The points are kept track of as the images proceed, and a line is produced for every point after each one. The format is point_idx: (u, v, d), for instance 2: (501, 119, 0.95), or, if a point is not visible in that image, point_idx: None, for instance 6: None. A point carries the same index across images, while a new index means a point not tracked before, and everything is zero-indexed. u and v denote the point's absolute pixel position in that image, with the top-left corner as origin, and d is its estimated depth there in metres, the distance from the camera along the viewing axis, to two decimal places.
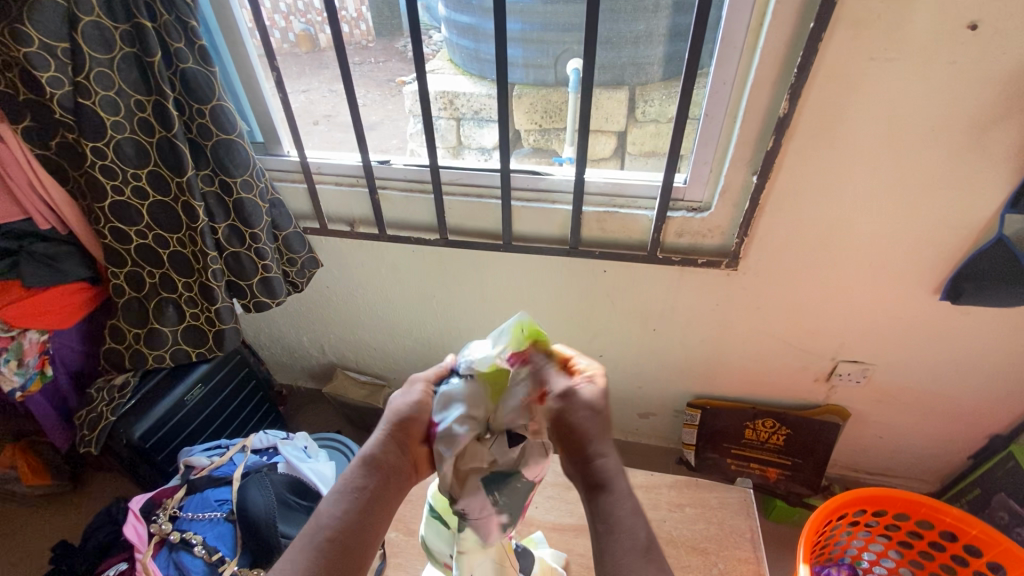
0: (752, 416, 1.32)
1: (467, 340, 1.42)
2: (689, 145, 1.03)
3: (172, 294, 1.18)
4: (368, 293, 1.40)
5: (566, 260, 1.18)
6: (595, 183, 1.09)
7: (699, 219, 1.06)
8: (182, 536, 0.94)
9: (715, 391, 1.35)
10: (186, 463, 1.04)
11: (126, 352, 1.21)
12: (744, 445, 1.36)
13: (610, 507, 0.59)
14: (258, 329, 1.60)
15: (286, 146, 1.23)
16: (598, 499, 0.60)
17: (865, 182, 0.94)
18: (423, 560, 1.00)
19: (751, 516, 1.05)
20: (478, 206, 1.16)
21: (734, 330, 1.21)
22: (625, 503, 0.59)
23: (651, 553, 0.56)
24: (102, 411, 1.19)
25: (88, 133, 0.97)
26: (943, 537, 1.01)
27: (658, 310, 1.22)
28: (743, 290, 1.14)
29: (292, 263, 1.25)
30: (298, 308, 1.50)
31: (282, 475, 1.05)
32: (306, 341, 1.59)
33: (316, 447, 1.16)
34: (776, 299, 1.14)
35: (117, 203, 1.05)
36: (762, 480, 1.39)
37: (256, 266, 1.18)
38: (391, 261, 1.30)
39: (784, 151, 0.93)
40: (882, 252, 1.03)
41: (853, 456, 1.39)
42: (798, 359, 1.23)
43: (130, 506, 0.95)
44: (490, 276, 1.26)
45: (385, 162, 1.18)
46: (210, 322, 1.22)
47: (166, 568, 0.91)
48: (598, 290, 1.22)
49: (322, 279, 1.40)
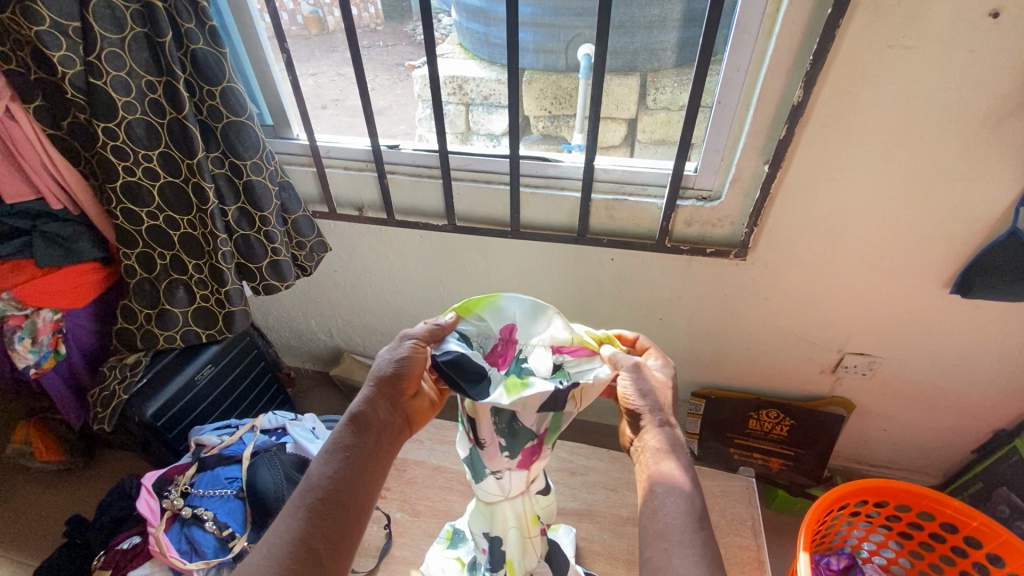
0: (756, 406, 1.33)
1: None
2: (700, 133, 1.02)
3: (182, 276, 1.19)
4: (376, 278, 1.40)
5: (573, 248, 1.18)
6: (604, 170, 1.08)
7: (709, 208, 1.05)
8: (193, 511, 0.96)
9: (719, 381, 1.36)
10: (197, 442, 1.05)
11: (137, 332, 1.22)
12: (747, 435, 1.37)
13: (676, 473, 0.64)
14: (267, 312, 1.62)
15: (295, 129, 1.23)
16: (663, 465, 0.65)
17: (877, 173, 0.94)
18: (429, 540, 1.02)
19: (753, 504, 1.05)
20: (486, 191, 1.15)
21: (741, 320, 1.21)
22: (685, 474, 0.64)
23: (701, 523, 0.60)
24: (115, 389, 1.20)
25: (100, 113, 0.98)
26: (944, 529, 1.01)
27: (664, 299, 1.22)
28: (751, 281, 1.13)
29: (301, 247, 1.26)
30: (306, 291, 1.51)
31: (291, 455, 1.07)
32: (314, 324, 1.61)
33: (323, 429, 1.17)
34: (784, 290, 1.13)
35: (129, 183, 1.06)
36: (765, 470, 1.40)
37: (266, 249, 1.19)
38: (398, 246, 1.31)
39: (797, 140, 0.92)
40: (891, 245, 1.02)
41: (856, 448, 1.40)
42: (804, 350, 1.23)
43: (143, 481, 0.97)
44: (497, 262, 1.26)
45: (394, 147, 1.17)
46: (220, 304, 1.23)
47: (178, 542, 0.93)
48: (605, 278, 1.22)
49: (330, 263, 1.40)
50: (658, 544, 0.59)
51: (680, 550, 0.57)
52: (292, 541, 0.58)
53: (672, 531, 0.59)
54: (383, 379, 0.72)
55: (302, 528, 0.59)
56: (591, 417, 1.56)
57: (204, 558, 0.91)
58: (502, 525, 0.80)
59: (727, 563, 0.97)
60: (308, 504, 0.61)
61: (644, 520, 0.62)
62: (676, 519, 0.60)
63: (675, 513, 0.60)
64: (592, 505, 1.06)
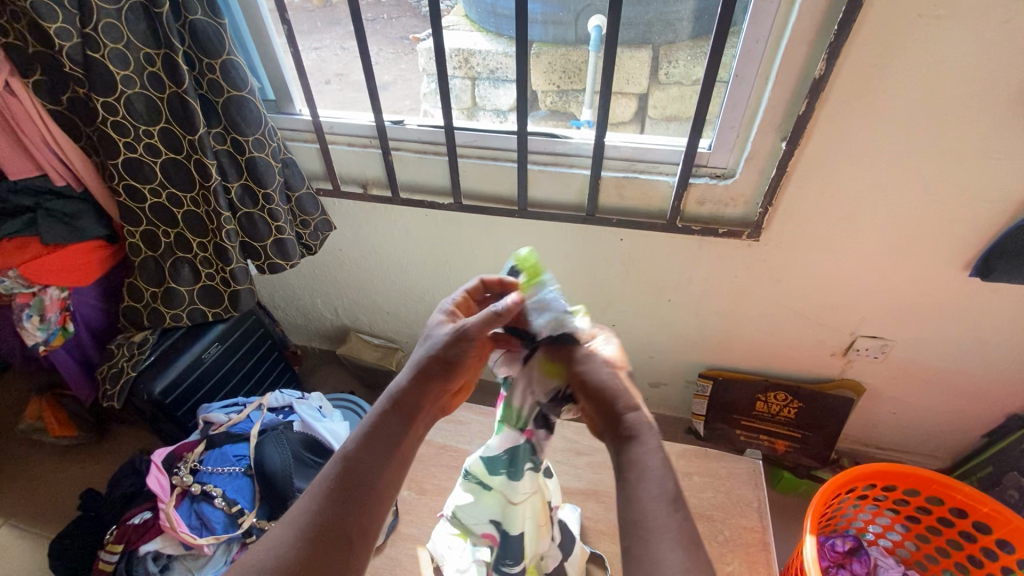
0: (764, 388, 1.32)
1: None
2: (716, 108, 0.98)
3: (187, 254, 1.19)
4: (382, 257, 1.39)
5: (581, 228, 1.16)
6: (615, 147, 1.05)
7: (722, 186, 1.02)
8: (203, 488, 0.96)
9: (727, 362, 1.35)
10: (205, 419, 1.08)
11: (143, 310, 1.23)
12: (754, 417, 1.36)
13: (645, 457, 0.57)
14: (273, 290, 1.62)
15: (297, 104, 1.20)
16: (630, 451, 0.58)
17: (900, 151, 0.90)
18: (435, 517, 1.03)
19: (759, 487, 1.05)
20: (493, 168, 1.13)
21: (751, 302, 1.19)
22: (657, 457, 0.57)
23: (678, 505, 0.53)
24: (123, 366, 1.22)
25: (99, 87, 0.96)
26: (952, 513, 1.01)
27: (673, 280, 1.20)
28: (763, 262, 1.11)
29: (305, 225, 1.24)
30: (311, 270, 1.50)
31: (298, 433, 1.07)
32: (320, 303, 1.60)
33: (330, 408, 1.18)
34: (797, 271, 1.11)
35: (130, 160, 1.04)
36: (771, 451, 1.39)
37: (270, 228, 1.17)
38: (404, 225, 1.29)
39: (816, 116, 0.89)
40: (910, 226, 0.99)
41: (864, 431, 1.39)
42: (815, 333, 1.21)
43: (153, 459, 0.99)
44: (503, 242, 1.24)
45: (398, 122, 1.14)
46: (225, 282, 1.23)
47: (188, 518, 0.94)
48: (613, 258, 1.20)
49: (335, 242, 1.39)
50: (638, 536, 0.52)
51: (662, 545, 0.50)
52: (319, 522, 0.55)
53: (648, 521, 0.52)
54: (427, 368, 0.69)
55: (330, 511, 0.56)
56: None
57: (214, 534, 0.92)
58: (516, 522, 0.75)
59: (732, 544, 0.97)
60: (338, 486, 0.58)
61: (624, 512, 0.55)
62: (650, 506, 0.53)
63: (649, 499, 0.53)
64: (597, 485, 1.06)
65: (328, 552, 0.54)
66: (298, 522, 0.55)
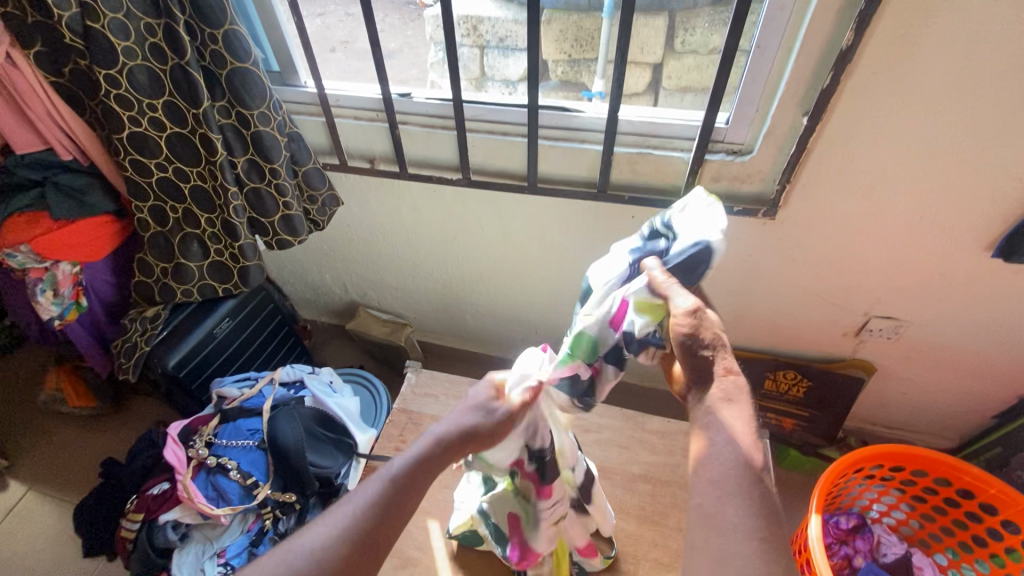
0: (774, 367, 1.31)
1: (487, 283, 1.42)
2: (735, 80, 0.94)
3: (196, 229, 1.19)
4: (390, 233, 1.38)
5: (592, 205, 1.14)
6: (629, 122, 1.01)
7: (739, 163, 0.99)
8: (218, 460, 0.98)
9: (737, 341, 1.34)
10: (219, 394, 1.10)
11: (155, 286, 1.25)
12: (762, 395, 1.36)
13: (738, 425, 0.56)
14: (282, 265, 1.62)
15: (302, 76, 1.17)
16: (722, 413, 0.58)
17: (928, 127, 0.86)
18: (445, 491, 1.04)
19: None
20: (502, 143, 1.10)
21: (764, 281, 1.17)
22: (747, 427, 0.56)
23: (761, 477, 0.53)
24: (137, 340, 1.23)
25: (100, 59, 0.93)
26: (959, 494, 1.01)
27: None
28: (778, 241, 1.09)
29: (312, 200, 1.23)
30: (319, 245, 1.49)
31: (309, 408, 1.08)
32: (329, 278, 1.60)
33: (340, 383, 1.19)
34: (812, 250, 1.09)
35: (135, 134, 1.03)
36: (778, 429, 1.40)
37: (277, 203, 1.16)
38: (412, 201, 1.27)
39: (841, 89, 0.85)
40: (933, 205, 0.96)
41: (873, 410, 1.38)
42: (828, 313, 1.19)
43: (170, 432, 1.01)
44: (512, 219, 1.23)
45: (405, 95, 1.11)
46: (235, 258, 1.23)
47: (205, 489, 0.96)
48: (624, 236, 1.18)
49: (343, 217, 1.38)
50: (709, 493, 0.53)
51: (735, 502, 0.51)
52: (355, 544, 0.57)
53: (727, 483, 0.53)
54: (475, 435, 0.67)
55: (370, 531, 0.58)
56: None
57: (230, 504, 0.95)
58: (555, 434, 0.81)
59: None
60: (375, 515, 0.59)
61: (695, 468, 0.56)
62: (732, 471, 0.53)
63: (731, 464, 0.53)
64: (605, 462, 1.07)
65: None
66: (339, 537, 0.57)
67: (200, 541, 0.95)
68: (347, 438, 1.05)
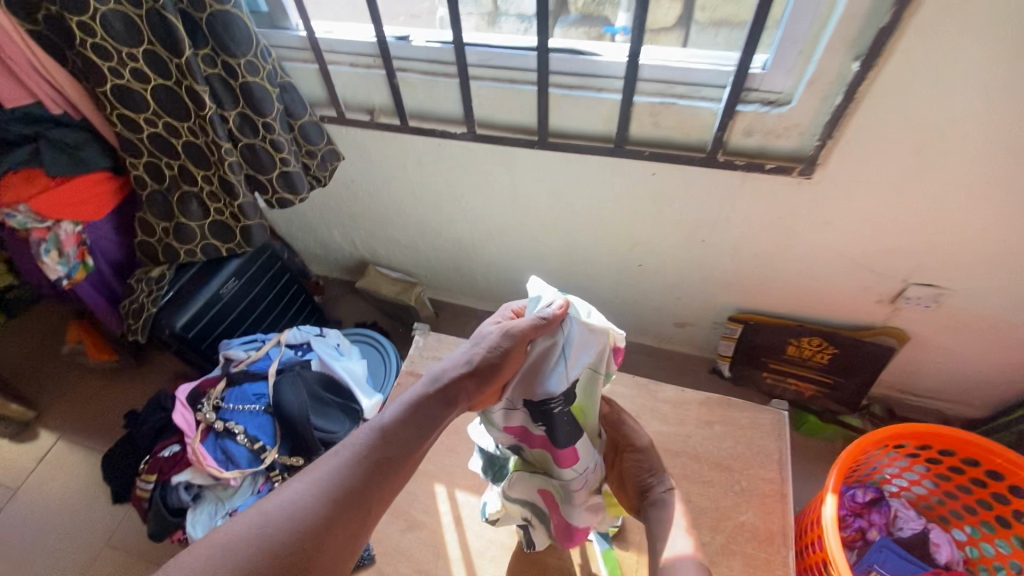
0: (798, 334, 1.24)
1: (498, 241, 1.35)
2: (777, 17, 0.82)
3: (193, 188, 1.15)
4: (395, 189, 1.31)
5: (609, 161, 1.04)
6: (651, 67, 0.90)
7: (774, 115, 0.88)
8: (226, 425, 0.98)
9: (761, 306, 1.26)
10: (226, 356, 1.08)
11: (158, 247, 1.23)
12: (783, 361, 1.31)
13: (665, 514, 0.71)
14: (289, 221, 1.58)
15: (293, 18, 1.06)
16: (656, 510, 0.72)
17: (1001, 73, 0.74)
18: (451, 456, 1.04)
19: (782, 438, 1.01)
20: (510, 93, 1.00)
21: (794, 244, 1.08)
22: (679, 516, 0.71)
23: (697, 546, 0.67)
24: (144, 302, 1.23)
25: (70, 4, 0.86)
26: (987, 474, 0.96)
27: (709, 220, 1.09)
28: (813, 201, 0.99)
29: (311, 155, 1.16)
30: (324, 201, 1.44)
31: (315, 372, 1.07)
32: (337, 235, 1.56)
33: (348, 345, 1.17)
34: (851, 212, 0.99)
35: (119, 87, 0.97)
36: (797, 395, 1.36)
37: (274, 159, 1.10)
38: (416, 156, 1.20)
39: (900, 28, 0.73)
40: (995, 164, 0.84)
41: (902, 379, 1.31)
42: (862, 278, 1.10)
43: (178, 395, 1.01)
44: (523, 176, 1.14)
45: (404, 38, 1.01)
46: (236, 217, 1.20)
47: (215, 452, 0.97)
48: (642, 195, 1.09)
49: (346, 173, 1.31)
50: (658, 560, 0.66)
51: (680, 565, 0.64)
52: (372, 457, 0.58)
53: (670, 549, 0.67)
54: (479, 363, 0.71)
55: (356, 486, 0.55)
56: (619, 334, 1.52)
57: (239, 467, 0.96)
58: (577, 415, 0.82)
59: (748, 494, 0.96)
60: (391, 433, 0.60)
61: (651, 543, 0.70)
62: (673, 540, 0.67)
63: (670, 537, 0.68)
64: None
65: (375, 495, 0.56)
66: (325, 483, 0.54)
67: (212, 501, 0.97)
68: (352, 404, 1.03)
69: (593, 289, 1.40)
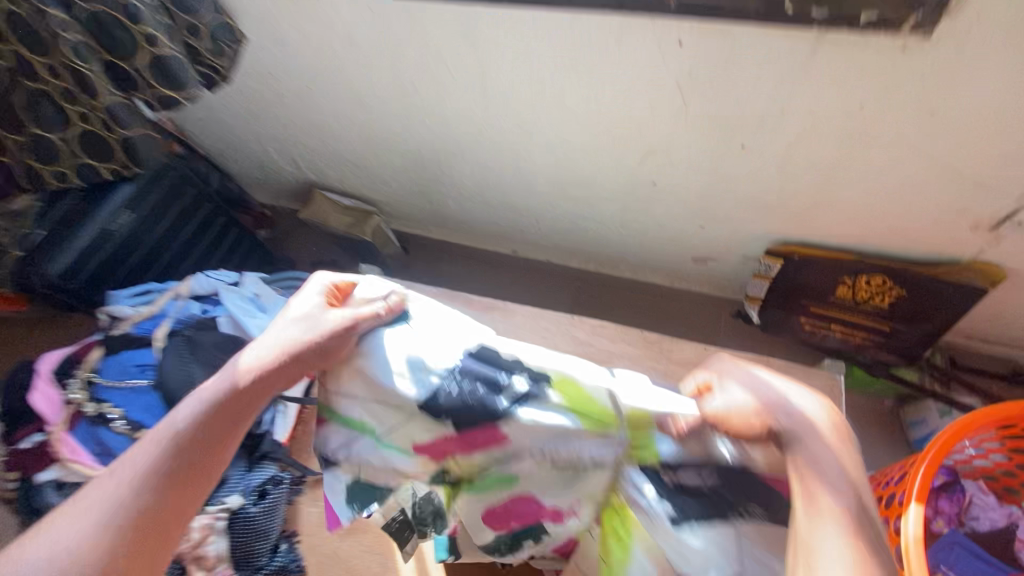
0: (855, 270, 0.96)
1: (469, 155, 1.04)
2: None
3: (36, 85, 0.84)
4: (328, 83, 0.98)
5: (617, 24, 0.71)
6: None
7: None
8: (99, 408, 0.74)
9: (810, 235, 0.97)
10: (109, 314, 0.85)
11: (14, 167, 0.92)
12: (830, 304, 1.04)
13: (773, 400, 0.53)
14: (213, 137, 1.26)
15: None
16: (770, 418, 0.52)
17: None
18: None
19: (838, 412, 0.76)
20: None
21: (874, 146, 0.77)
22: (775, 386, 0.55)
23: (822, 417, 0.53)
24: (7, 244, 0.96)
25: None
26: None
27: (755, 113, 0.77)
28: (917, 77, 0.66)
29: (195, 34, 0.84)
30: (245, 105, 1.11)
31: (219, 334, 0.81)
32: (273, 151, 1.24)
33: (272, 296, 0.90)
34: (972, 95, 0.67)
35: None
36: (842, 345, 1.10)
37: (133, 34, 0.79)
38: (345, 29, 0.86)
39: None
40: None
41: (978, 325, 1.05)
42: (960, 195, 0.80)
43: (40, 367, 0.77)
44: (494, 54, 0.81)
45: None
46: (107, 126, 0.89)
47: (88, 443, 0.74)
48: (663, 77, 0.76)
49: (262, 62, 0.98)
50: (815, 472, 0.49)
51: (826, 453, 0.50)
52: (174, 457, 0.50)
53: (816, 447, 0.50)
54: (301, 353, 0.55)
55: (146, 514, 0.48)
56: (624, 271, 1.25)
57: None
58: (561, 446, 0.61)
59: None
60: (202, 423, 0.51)
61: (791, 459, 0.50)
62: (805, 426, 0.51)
63: (803, 430, 0.51)
64: None
65: (189, 488, 0.51)
66: (103, 516, 0.47)
67: None
68: None
69: (592, 216, 1.11)
